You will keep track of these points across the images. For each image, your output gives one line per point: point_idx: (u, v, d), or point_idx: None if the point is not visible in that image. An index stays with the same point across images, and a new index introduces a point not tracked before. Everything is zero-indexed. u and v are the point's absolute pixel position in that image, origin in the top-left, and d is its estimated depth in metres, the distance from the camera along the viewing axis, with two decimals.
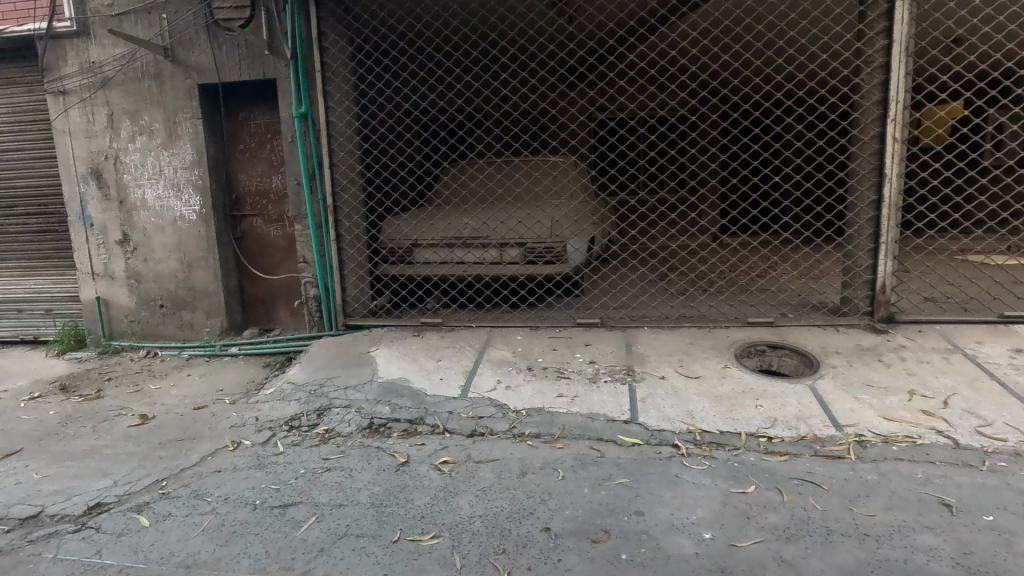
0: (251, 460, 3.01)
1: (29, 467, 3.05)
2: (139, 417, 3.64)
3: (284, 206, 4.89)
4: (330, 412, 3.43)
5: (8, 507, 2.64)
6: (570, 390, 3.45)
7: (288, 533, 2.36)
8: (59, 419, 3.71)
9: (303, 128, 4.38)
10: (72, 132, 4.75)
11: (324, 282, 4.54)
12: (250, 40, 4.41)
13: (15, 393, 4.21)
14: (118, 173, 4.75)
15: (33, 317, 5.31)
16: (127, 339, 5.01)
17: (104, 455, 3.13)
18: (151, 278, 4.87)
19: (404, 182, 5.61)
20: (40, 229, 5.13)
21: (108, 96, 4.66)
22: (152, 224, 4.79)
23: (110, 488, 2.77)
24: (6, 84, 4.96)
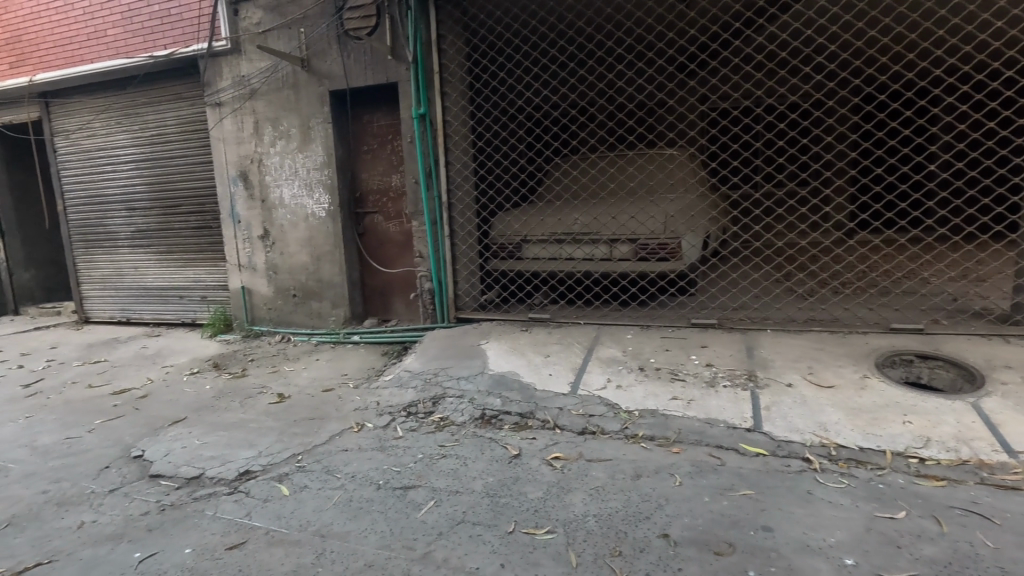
0: (373, 442, 3.21)
1: (191, 433, 3.47)
2: (277, 396, 4.02)
3: (402, 203, 5.15)
4: (444, 401, 3.57)
5: (176, 467, 3.03)
6: (686, 393, 3.30)
7: (410, 514, 2.47)
8: (213, 393, 4.19)
9: (421, 128, 4.58)
10: (225, 139, 5.35)
11: (438, 276, 4.74)
12: (375, 47, 4.70)
13: (178, 368, 4.82)
14: (261, 176, 5.27)
15: (191, 303, 6.07)
16: (266, 324, 5.56)
17: (249, 428, 3.49)
18: (286, 270, 5.36)
19: (516, 178, 5.67)
20: (198, 225, 5.84)
21: (255, 106, 5.18)
22: (288, 220, 5.26)
23: (255, 458, 3.08)
24: (174, 98, 5.67)
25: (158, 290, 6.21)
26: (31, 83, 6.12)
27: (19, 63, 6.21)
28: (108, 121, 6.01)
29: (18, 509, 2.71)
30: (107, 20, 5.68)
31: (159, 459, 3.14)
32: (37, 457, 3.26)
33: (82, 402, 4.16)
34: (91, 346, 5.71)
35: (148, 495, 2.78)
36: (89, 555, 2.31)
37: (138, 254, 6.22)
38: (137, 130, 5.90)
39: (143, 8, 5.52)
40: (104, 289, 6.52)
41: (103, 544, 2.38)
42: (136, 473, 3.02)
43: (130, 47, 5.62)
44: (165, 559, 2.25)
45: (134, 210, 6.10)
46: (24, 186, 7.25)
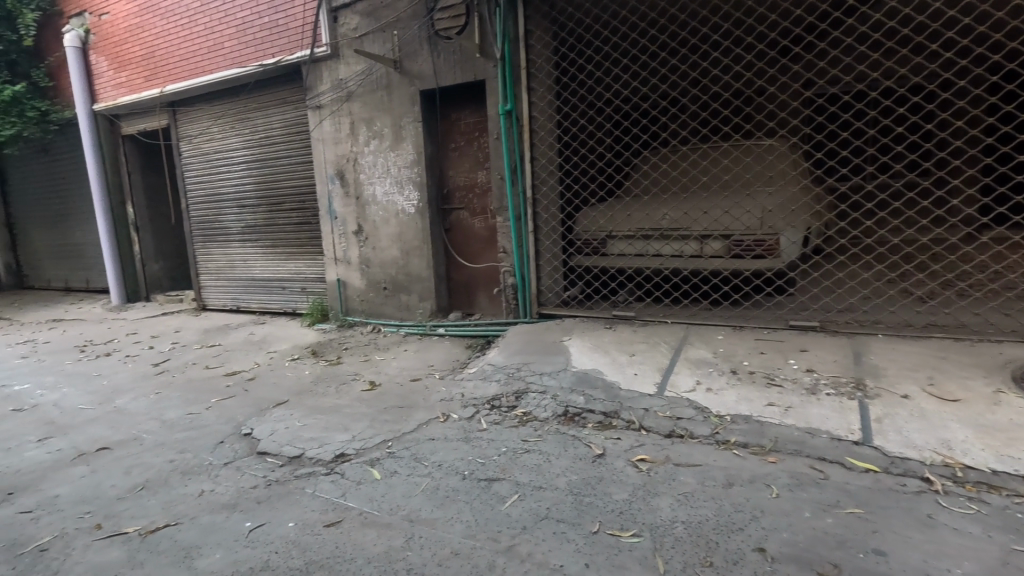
0: (459, 432, 3.28)
1: (293, 415, 3.73)
2: (369, 383, 4.23)
3: (487, 199, 5.22)
4: (527, 396, 3.59)
5: (280, 446, 3.26)
6: (783, 399, 3.10)
7: (494, 506, 2.50)
8: (312, 378, 4.48)
9: (507, 124, 4.63)
10: (324, 140, 5.68)
11: (522, 271, 4.79)
12: (464, 45, 4.79)
13: (281, 354, 5.20)
14: (356, 174, 5.55)
15: (292, 294, 6.52)
16: (358, 315, 5.85)
17: (344, 413, 3.70)
18: (378, 264, 5.61)
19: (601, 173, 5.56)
20: (300, 222, 6.25)
21: (351, 108, 5.45)
22: (380, 216, 5.50)
23: (350, 442, 3.25)
24: (280, 103, 6.11)
25: (263, 281, 6.74)
26: (162, 94, 6.79)
27: (152, 76, 6.91)
28: (224, 125, 6.59)
29: (150, 474, 3.04)
30: (224, 32, 6.19)
31: (266, 438, 3.40)
32: (164, 429, 3.64)
33: (201, 382, 4.59)
34: (208, 331, 6.29)
35: (257, 470, 3.02)
36: (208, 520, 2.55)
37: (247, 248, 6.77)
38: (248, 133, 6.41)
39: (254, 20, 5.95)
40: (218, 279, 7.17)
41: (220, 512, 2.61)
42: (246, 449, 3.29)
43: (243, 56, 6.08)
44: (271, 531, 2.43)
45: (245, 207, 6.64)
46: (155, 187, 8.14)
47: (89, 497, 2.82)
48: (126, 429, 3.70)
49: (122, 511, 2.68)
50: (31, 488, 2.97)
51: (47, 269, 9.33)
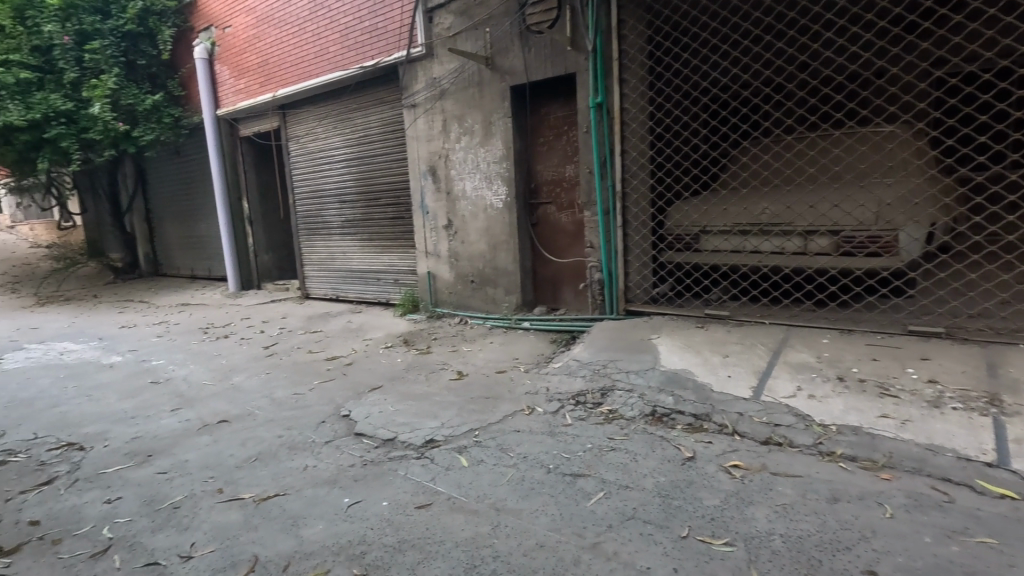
0: (544, 426, 3.30)
1: (386, 399, 3.93)
2: (457, 373, 4.36)
3: (575, 193, 5.19)
4: (613, 393, 3.54)
5: (375, 429, 3.45)
6: (899, 411, 2.82)
7: (579, 502, 2.50)
8: (403, 366, 4.69)
9: (597, 118, 4.57)
10: (418, 137, 5.90)
11: (609, 267, 4.74)
12: (555, 39, 4.79)
13: (376, 342, 5.48)
14: (447, 170, 5.72)
15: (386, 285, 6.86)
16: (447, 306, 6.04)
17: (434, 400, 3.84)
18: (466, 257, 5.75)
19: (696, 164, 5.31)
20: (394, 216, 6.55)
21: (444, 106, 5.62)
22: (469, 211, 5.63)
23: (439, 428, 3.38)
24: (378, 103, 6.42)
25: (360, 272, 7.14)
26: (274, 98, 7.36)
27: (266, 82, 7.51)
28: (327, 126, 7.04)
29: (262, 447, 3.33)
30: (329, 38, 6.58)
31: (362, 420, 3.60)
32: (274, 407, 3.98)
33: (306, 365, 4.96)
34: (311, 318, 6.77)
35: (354, 450, 3.21)
36: (312, 493, 2.75)
37: (346, 241, 7.20)
38: (348, 132, 6.80)
39: (357, 25, 6.28)
40: (320, 270, 7.69)
41: (321, 486, 2.81)
42: (345, 429, 3.51)
43: (346, 60, 6.44)
44: (368, 507, 2.58)
45: (345, 202, 7.06)
46: (267, 184, 8.86)
47: (211, 464, 3.14)
48: (242, 404, 4.08)
49: (239, 478, 2.96)
50: (165, 452, 3.35)
51: (177, 258, 10.47)
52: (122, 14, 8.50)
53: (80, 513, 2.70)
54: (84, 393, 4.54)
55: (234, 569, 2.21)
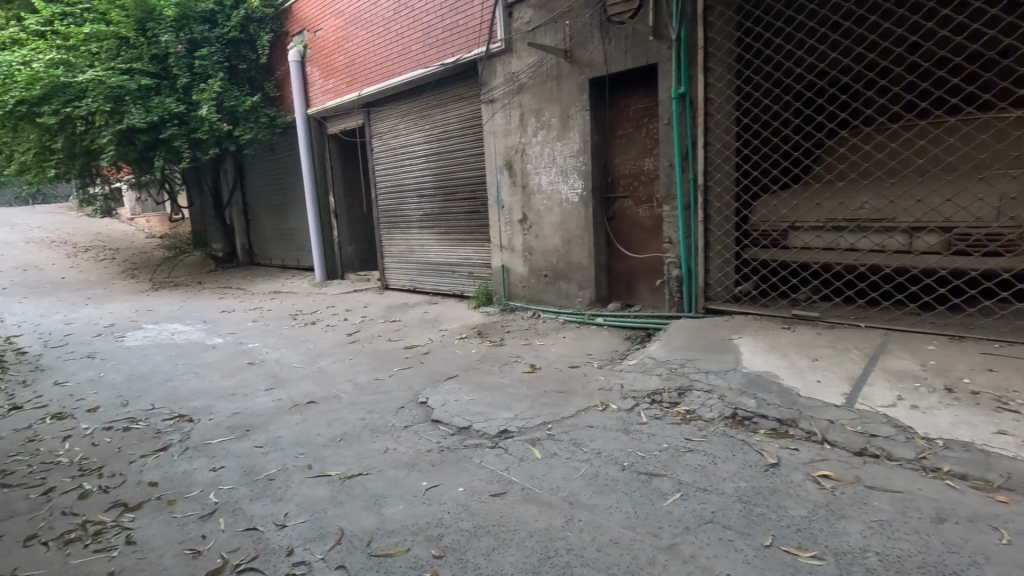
0: (618, 423, 3.26)
1: (461, 389, 4.03)
2: (530, 366, 4.40)
3: (654, 187, 5.06)
4: (691, 394, 3.44)
5: (451, 416, 3.55)
6: (1019, 428, 2.55)
7: (655, 502, 2.45)
8: (477, 357, 4.78)
9: (680, 109, 4.43)
10: (496, 132, 5.97)
11: (688, 263, 4.59)
12: (637, 29, 4.69)
13: (451, 332, 5.63)
14: (523, 164, 5.75)
15: (461, 277, 7.02)
16: (520, 300, 6.09)
17: (507, 392, 3.89)
18: (540, 251, 5.77)
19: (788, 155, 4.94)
20: (470, 210, 6.68)
21: (522, 100, 5.64)
22: (544, 205, 5.64)
23: (512, 420, 3.42)
24: (457, 99, 6.56)
25: (437, 265, 7.34)
26: (360, 97, 7.69)
27: (353, 81, 7.86)
28: (408, 122, 7.28)
29: (346, 428, 3.52)
30: (413, 37, 6.78)
31: (438, 408, 3.72)
32: (357, 391, 4.19)
33: (385, 352, 5.18)
34: (390, 308, 7.06)
35: (431, 435, 3.33)
36: (392, 474, 2.88)
37: (424, 234, 7.43)
38: (428, 128, 6.99)
39: (439, 23, 6.42)
40: (399, 262, 7.98)
41: (401, 469, 2.94)
42: (422, 415, 3.64)
43: (427, 57, 6.61)
44: (445, 492, 2.67)
45: (424, 196, 7.28)
46: (351, 179, 9.30)
47: (301, 441, 3.36)
48: (328, 387, 4.33)
49: (326, 456, 3.15)
50: (261, 427, 3.62)
51: (270, 249, 11.24)
52: (227, 22, 9.19)
53: (191, 478, 2.99)
54: (192, 370, 5.00)
55: (323, 540, 2.36)
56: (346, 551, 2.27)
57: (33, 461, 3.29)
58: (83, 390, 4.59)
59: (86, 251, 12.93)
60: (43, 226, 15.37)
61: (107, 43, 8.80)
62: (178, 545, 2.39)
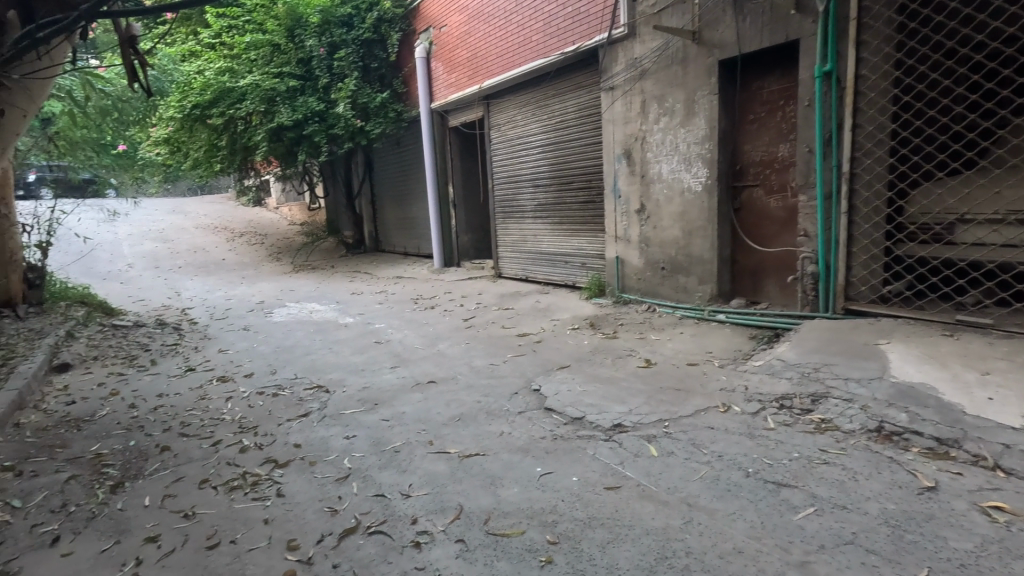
0: (742, 427, 3.08)
1: (574, 379, 4.04)
2: (645, 361, 4.28)
3: (788, 175, 4.68)
4: (826, 402, 3.16)
5: (564, 406, 3.57)
6: None
7: (785, 514, 2.28)
8: (590, 348, 4.75)
9: (823, 88, 4.07)
10: (615, 120, 5.85)
11: (826, 258, 4.21)
12: (776, 4, 4.34)
13: (563, 322, 5.65)
14: (643, 153, 5.58)
15: (573, 268, 7.01)
16: (634, 293, 5.95)
17: (621, 385, 3.83)
18: (657, 243, 5.58)
19: (972, 141, 4.02)
20: (585, 199, 6.62)
21: (644, 86, 5.46)
22: (664, 195, 5.44)
23: (626, 414, 3.36)
24: (576, 87, 6.51)
25: (549, 255, 7.39)
26: (481, 89, 7.90)
27: (474, 75, 8.09)
28: (526, 113, 7.36)
29: (463, 409, 3.68)
30: (534, 27, 6.81)
31: (551, 396, 3.75)
32: (473, 374, 4.36)
33: (500, 339, 5.32)
34: (503, 296, 7.23)
35: (545, 423, 3.37)
36: (508, 457, 2.96)
37: (538, 224, 7.50)
38: (546, 118, 7.02)
39: (561, 11, 6.39)
40: (512, 251, 8.14)
41: (516, 453, 3.01)
42: (536, 402, 3.69)
43: (547, 47, 6.62)
44: (559, 480, 2.69)
45: (539, 186, 7.34)
46: (469, 170, 9.63)
47: (423, 419, 3.56)
48: (447, 369, 4.55)
49: (446, 434, 3.31)
50: (388, 402, 3.89)
51: (393, 237, 12.00)
52: (362, 24, 9.86)
53: (328, 444, 3.29)
54: (327, 346, 5.50)
55: (444, 513, 2.49)
56: (465, 526, 2.38)
57: (204, 417, 3.81)
58: (241, 358, 5.23)
59: (241, 236, 14.68)
60: (209, 214, 17.68)
61: (263, 50, 9.85)
62: (318, 503, 2.65)
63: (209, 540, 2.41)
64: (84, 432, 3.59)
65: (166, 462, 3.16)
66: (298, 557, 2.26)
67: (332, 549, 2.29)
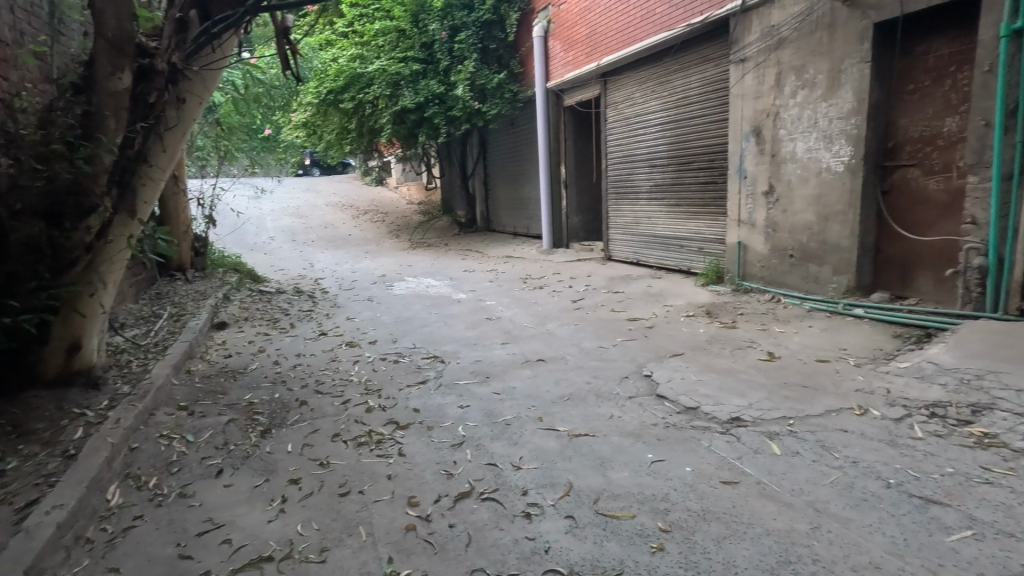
0: (882, 432, 2.79)
1: (688, 367, 3.89)
2: (767, 354, 4.00)
3: (954, 154, 4.09)
4: (991, 414, 2.77)
5: (678, 395, 3.45)
6: None
7: (934, 534, 2.04)
8: (706, 337, 4.54)
9: (1011, 50, 3.48)
10: (745, 95, 5.45)
11: (998, 250, 3.66)
12: None
13: (677, 309, 5.43)
14: (776, 130, 5.15)
15: (689, 253, 6.70)
16: (756, 281, 5.57)
17: (740, 377, 3.62)
18: (787, 229, 5.16)
19: None
20: (706, 181, 6.27)
21: (780, 56, 5.02)
22: (797, 175, 4.99)
23: (745, 408, 3.18)
24: (701, 61, 6.14)
25: (663, 238, 7.13)
26: (598, 67, 7.73)
27: (592, 52, 7.91)
28: (646, 90, 7.09)
29: (573, 389, 3.69)
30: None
31: (663, 383, 3.65)
32: (582, 355, 4.37)
33: (609, 322, 5.26)
34: (613, 279, 7.11)
35: (657, 410, 3.29)
36: (617, 441, 2.93)
37: (652, 206, 7.25)
38: (667, 95, 6.71)
39: None
40: (623, 233, 7.96)
41: (626, 437, 2.97)
42: (647, 388, 3.61)
43: (672, 19, 6.29)
44: (670, 469, 2.62)
45: (655, 166, 7.08)
46: (582, 150, 9.53)
47: (533, 395, 3.64)
48: (556, 348, 4.59)
49: (555, 412, 3.35)
50: (499, 376, 4.03)
51: (504, 217, 12.23)
52: (482, 5, 10.01)
53: (443, 411, 3.48)
54: (442, 319, 5.78)
55: (553, 488, 2.54)
56: (575, 503, 2.40)
57: (335, 377, 4.19)
58: (366, 326, 5.66)
59: (365, 213, 15.75)
60: (337, 193, 19.16)
61: (390, 36, 10.34)
62: (435, 465, 2.82)
63: (342, 487, 2.67)
64: (239, 382, 4.10)
65: (304, 415, 3.53)
66: (418, 513, 2.42)
67: (448, 510, 2.43)
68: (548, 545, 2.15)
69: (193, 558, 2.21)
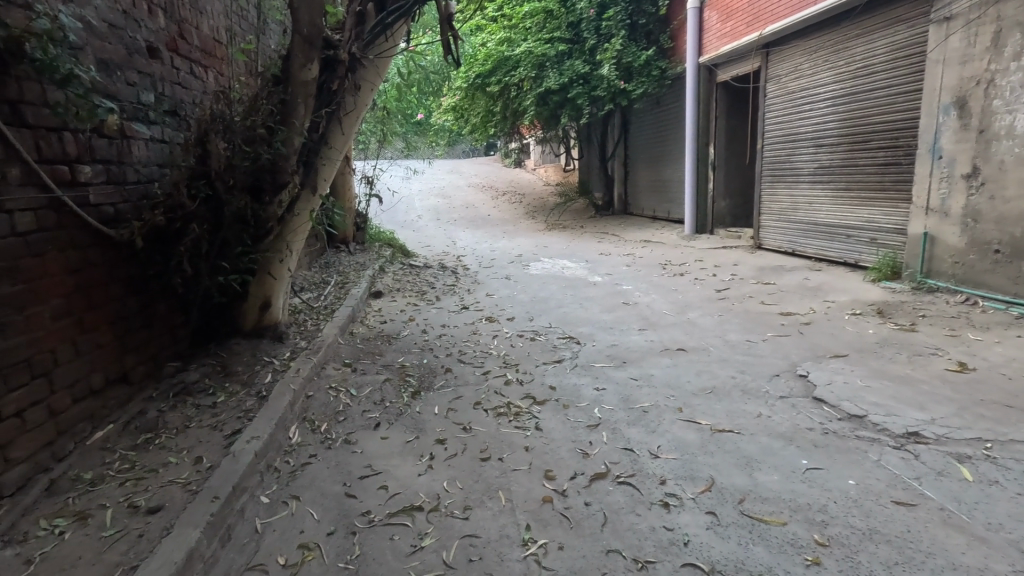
0: None
1: (854, 371, 3.48)
2: (958, 364, 3.43)
3: None
4: None
5: (839, 400, 3.10)
6: None
7: None
8: (877, 339, 4.02)
9: None
10: (947, 60, 4.65)
11: None
12: None
13: (840, 305, 4.88)
14: (987, 100, 4.33)
15: (858, 244, 5.95)
16: (946, 279, 4.79)
17: (920, 388, 3.16)
18: (994, 218, 4.35)
19: None
20: (887, 162, 5.49)
21: (1000, 11, 4.19)
22: (1014, 155, 4.17)
23: (926, 423, 2.78)
24: (890, 23, 5.35)
25: (827, 226, 6.40)
26: (760, 37, 7.08)
27: (753, 21, 7.26)
28: (816, 61, 6.37)
29: (716, 382, 3.51)
30: None
31: (822, 386, 3.31)
32: (727, 348, 4.11)
33: (759, 314, 4.88)
34: (763, 269, 6.57)
35: (814, 414, 3.00)
36: (766, 442, 2.73)
37: (816, 190, 6.53)
38: (842, 65, 5.97)
39: None
40: (779, 220, 7.28)
41: (776, 439, 2.76)
42: (802, 390, 3.30)
43: None
44: (829, 479, 2.39)
45: (822, 146, 6.36)
46: (735, 129, 8.86)
47: (673, 384, 3.52)
48: (698, 338, 4.38)
49: (696, 404, 3.21)
50: (636, 362, 3.95)
51: (644, 200, 11.84)
52: None
53: (579, 392, 3.50)
54: (578, 301, 5.79)
55: (694, 482, 2.44)
56: (717, 500, 2.29)
57: (476, 349, 4.41)
58: (504, 303, 5.87)
59: (504, 195, 16.22)
60: (479, 174, 19.95)
61: (538, 17, 10.40)
62: (571, 443, 2.86)
63: (483, 452, 2.82)
64: (392, 346, 4.49)
65: (449, 382, 3.77)
66: (554, 487, 2.48)
67: (584, 488, 2.46)
68: (687, 539, 2.09)
69: (357, 497, 2.49)
